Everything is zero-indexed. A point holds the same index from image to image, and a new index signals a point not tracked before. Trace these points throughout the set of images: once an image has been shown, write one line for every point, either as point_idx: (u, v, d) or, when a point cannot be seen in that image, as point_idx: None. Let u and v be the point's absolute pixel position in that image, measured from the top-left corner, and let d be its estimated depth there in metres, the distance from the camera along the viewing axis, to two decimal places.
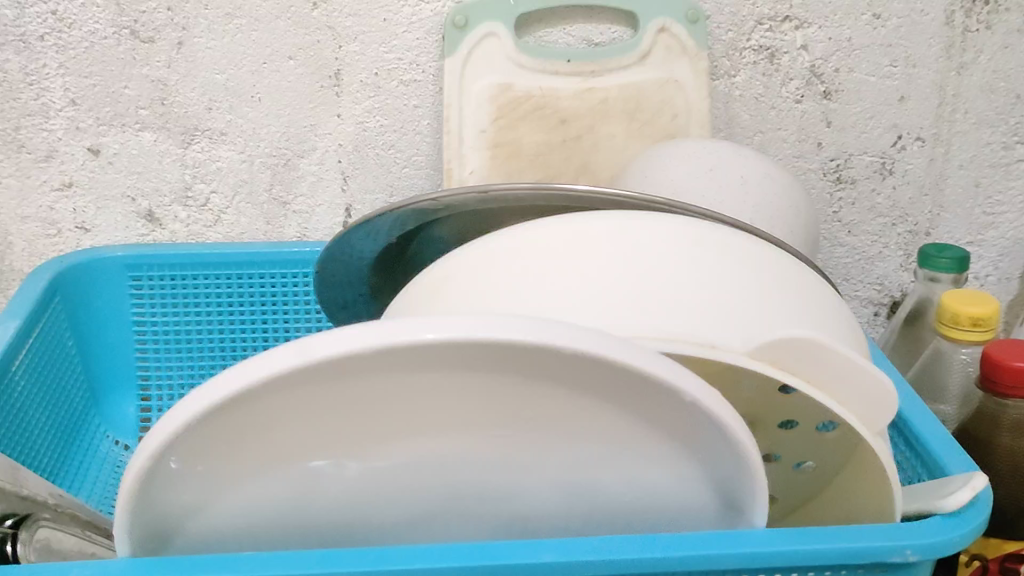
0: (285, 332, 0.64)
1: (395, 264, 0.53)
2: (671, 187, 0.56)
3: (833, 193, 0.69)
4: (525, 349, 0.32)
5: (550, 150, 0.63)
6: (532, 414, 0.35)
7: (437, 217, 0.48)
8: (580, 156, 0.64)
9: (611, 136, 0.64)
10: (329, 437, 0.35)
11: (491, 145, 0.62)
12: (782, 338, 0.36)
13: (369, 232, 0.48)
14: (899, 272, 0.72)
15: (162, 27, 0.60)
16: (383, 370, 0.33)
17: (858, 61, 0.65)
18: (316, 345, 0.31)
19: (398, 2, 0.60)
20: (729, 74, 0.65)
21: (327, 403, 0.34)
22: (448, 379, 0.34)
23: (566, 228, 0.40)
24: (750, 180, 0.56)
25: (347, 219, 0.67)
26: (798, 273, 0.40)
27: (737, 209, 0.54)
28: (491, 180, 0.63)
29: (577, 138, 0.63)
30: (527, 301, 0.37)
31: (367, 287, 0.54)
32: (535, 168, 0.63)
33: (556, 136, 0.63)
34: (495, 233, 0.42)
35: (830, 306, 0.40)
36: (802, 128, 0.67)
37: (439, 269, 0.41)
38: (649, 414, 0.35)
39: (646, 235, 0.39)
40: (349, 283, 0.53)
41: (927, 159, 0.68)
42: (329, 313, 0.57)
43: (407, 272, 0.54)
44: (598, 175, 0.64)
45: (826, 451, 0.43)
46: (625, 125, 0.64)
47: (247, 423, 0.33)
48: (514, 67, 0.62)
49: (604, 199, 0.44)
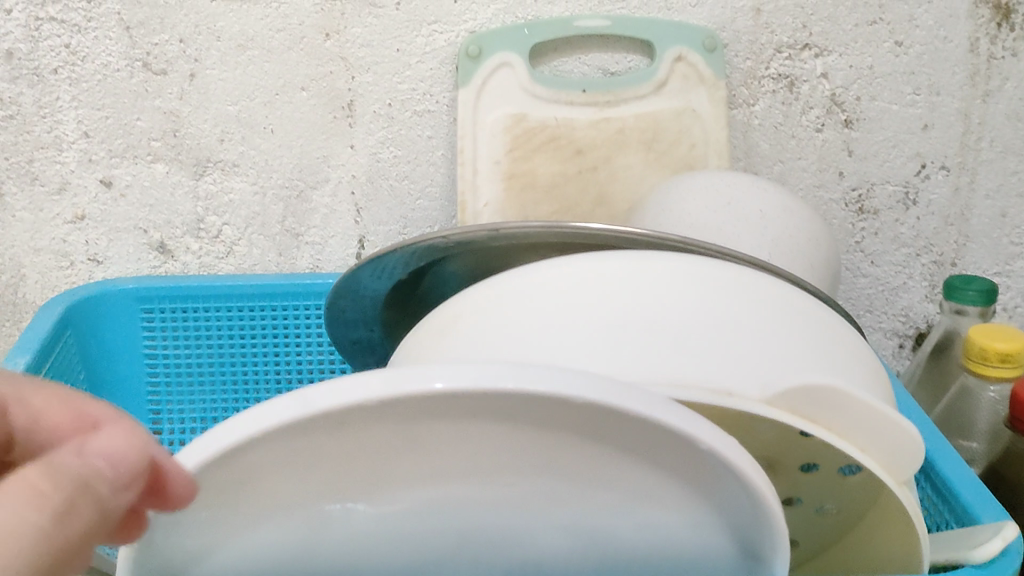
0: (297, 363, 0.63)
1: (405, 301, 0.52)
2: (689, 219, 0.55)
3: (855, 223, 0.68)
4: (535, 398, 0.30)
5: (565, 182, 0.63)
6: (545, 465, 0.33)
7: (447, 254, 0.47)
8: (596, 187, 0.63)
9: (628, 166, 0.63)
10: (332, 488, 0.33)
11: (505, 177, 0.62)
12: (801, 384, 0.35)
13: (377, 268, 0.47)
14: (925, 303, 0.70)
15: (174, 59, 0.59)
16: (391, 419, 0.31)
17: (879, 89, 0.64)
18: (317, 395, 0.30)
19: (411, 32, 0.60)
20: (748, 103, 0.64)
21: (328, 455, 0.32)
22: (456, 433, 0.32)
23: (580, 270, 0.39)
24: (769, 214, 0.55)
25: (360, 250, 0.66)
26: (818, 315, 0.39)
27: (755, 242, 0.53)
28: (505, 212, 0.62)
29: (592, 169, 0.63)
30: (539, 344, 0.36)
31: (378, 326, 0.53)
32: (550, 200, 0.62)
33: (571, 166, 0.62)
34: (508, 273, 0.41)
35: (849, 347, 0.39)
36: (823, 158, 0.66)
37: (450, 311, 0.40)
38: (667, 468, 0.33)
39: (661, 278, 0.38)
40: (360, 320, 0.53)
41: (952, 189, 0.67)
42: (341, 348, 0.56)
43: (418, 309, 0.53)
44: (615, 206, 0.63)
45: (849, 494, 0.41)
46: (642, 155, 0.63)
47: (245, 478, 0.32)
48: (528, 97, 0.62)
49: (618, 237, 0.43)
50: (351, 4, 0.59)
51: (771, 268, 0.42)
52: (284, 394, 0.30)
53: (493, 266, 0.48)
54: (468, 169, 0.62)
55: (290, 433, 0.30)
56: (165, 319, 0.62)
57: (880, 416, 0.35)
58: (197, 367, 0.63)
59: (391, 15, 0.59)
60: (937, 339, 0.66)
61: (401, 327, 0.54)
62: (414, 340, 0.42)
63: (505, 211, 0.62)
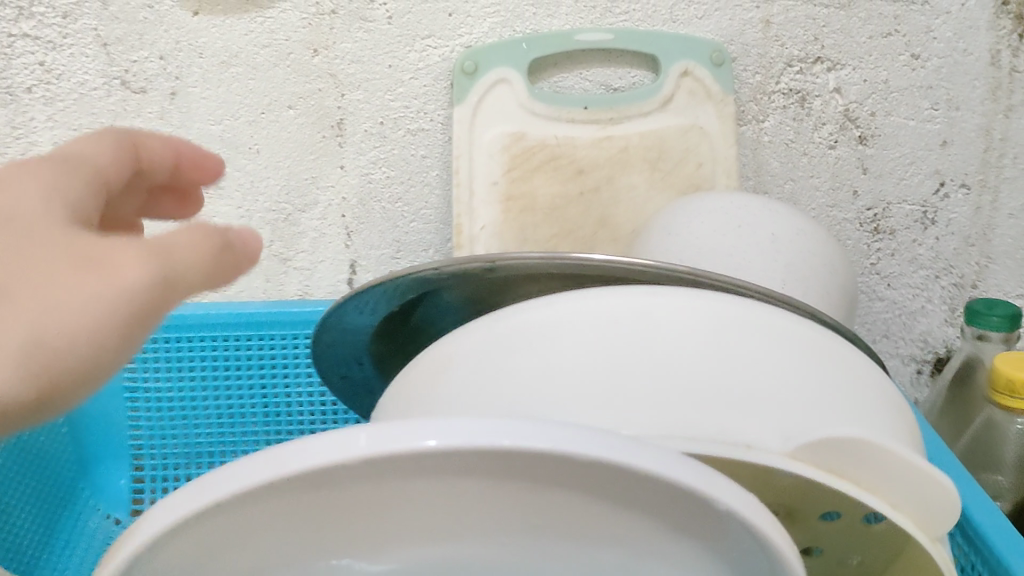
0: (285, 397, 0.60)
1: (397, 334, 0.49)
2: (697, 244, 0.52)
3: (870, 244, 0.65)
4: (539, 458, 0.25)
5: (567, 203, 0.60)
6: (551, 528, 0.28)
7: (440, 287, 0.44)
8: (598, 208, 0.60)
9: (632, 187, 0.60)
10: (304, 553, 0.27)
11: (503, 198, 0.59)
12: (826, 438, 0.32)
13: (366, 302, 0.44)
14: (944, 327, 0.67)
15: (154, 76, 0.56)
16: (373, 479, 0.26)
17: (895, 104, 0.61)
18: (287, 456, 0.24)
19: (403, 48, 0.57)
20: (757, 119, 0.62)
21: (300, 518, 0.27)
22: (446, 505, 0.27)
23: (582, 308, 0.36)
24: (781, 238, 0.51)
25: (352, 275, 0.63)
26: (839, 352, 0.36)
27: (769, 268, 0.50)
28: (503, 235, 0.59)
29: (595, 189, 0.60)
30: (542, 394, 0.33)
31: (368, 358, 0.50)
32: (550, 222, 0.59)
33: (572, 187, 0.59)
34: (503, 311, 0.38)
35: (874, 386, 0.36)
36: (835, 176, 0.63)
37: (443, 351, 0.38)
38: (694, 532, 0.27)
39: (671, 316, 0.35)
40: (348, 354, 0.50)
41: (973, 208, 0.64)
42: (328, 382, 0.53)
43: (410, 341, 0.50)
44: (619, 229, 0.60)
45: (872, 545, 0.38)
46: (647, 175, 0.60)
47: (195, 547, 0.26)
48: (527, 115, 0.59)
49: (621, 268, 0.40)
50: (340, 18, 0.56)
51: (785, 300, 0.39)
52: (249, 455, 0.25)
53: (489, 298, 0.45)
54: (463, 191, 0.59)
55: (254, 498, 0.25)
56: (146, 353, 0.59)
57: (914, 470, 0.33)
58: (181, 401, 0.60)
59: (382, 29, 0.56)
60: (958, 365, 0.63)
61: (393, 360, 0.51)
62: (402, 384, 0.39)
63: (503, 235, 0.59)
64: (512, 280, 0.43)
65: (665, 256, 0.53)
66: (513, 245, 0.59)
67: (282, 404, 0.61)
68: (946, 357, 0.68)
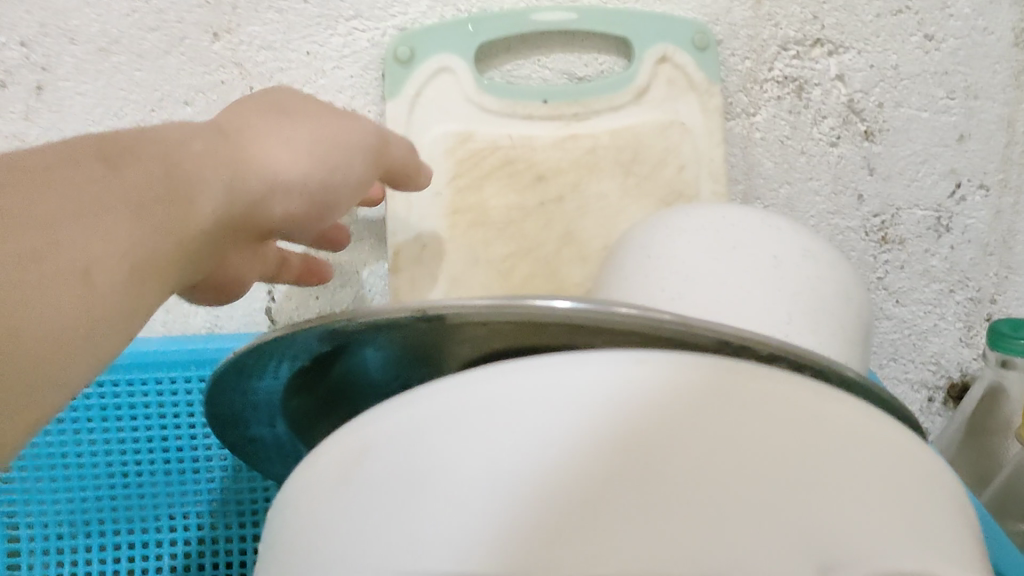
0: (186, 458, 0.52)
1: (311, 386, 0.40)
2: (681, 265, 0.43)
3: (878, 255, 0.56)
4: None
5: (524, 216, 0.50)
6: None
7: (367, 336, 0.35)
8: (562, 221, 0.50)
9: (602, 196, 0.50)
10: None
11: (449, 211, 0.49)
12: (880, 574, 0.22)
13: (271, 352, 0.35)
14: (958, 348, 0.58)
15: (15, 68, 0.47)
16: None
17: (906, 94, 0.52)
18: None
19: (324, 31, 0.48)
20: (747, 112, 0.52)
21: None
22: None
23: (548, 383, 0.26)
24: (784, 261, 0.42)
25: (272, 301, 0.54)
26: (895, 433, 0.27)
27: (772, 298, 0.41)
28: (449, 253, 0.49)
29: (558, 199, 0.50)
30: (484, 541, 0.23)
31: (282, 412, 0.41)
32: (506, 239, 0.50)
33: (531, 197, 0.50)
34: (441, 382, 0.28)
35: (938, 484, 0.27)
36: (837, 177, 0.54)
37: (362, 442, 0.28)
38: None
39: (671, 391, 0.26)
40: (257, 407, 0.40)
41: (992, 211, 0.55)
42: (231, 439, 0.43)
43: (332, 394, 0.40)
44: (587, 246, 0.50)
45: None
46: (620, 181, 0.50)
47: None
48: (476, 110, 0.50)
49: (601, 318, 0.31)
50: None
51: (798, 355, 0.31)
52: None
53: (430, 349, 0.36)
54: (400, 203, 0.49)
55: None
56: None
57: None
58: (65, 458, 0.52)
59: (297, 9, 0.48)
60: (981, 395, 0.55)
61: (311, 417, 0.41)
62: (315, 470, 0.30)
63: (450, 257, 0.49)
64: (460, 330, 0.34)
65: (645, 283, 0.43)
66: (461, 267, 0.49)
67: (183, 468, 0.52)
68: (961, 384, 0.59)
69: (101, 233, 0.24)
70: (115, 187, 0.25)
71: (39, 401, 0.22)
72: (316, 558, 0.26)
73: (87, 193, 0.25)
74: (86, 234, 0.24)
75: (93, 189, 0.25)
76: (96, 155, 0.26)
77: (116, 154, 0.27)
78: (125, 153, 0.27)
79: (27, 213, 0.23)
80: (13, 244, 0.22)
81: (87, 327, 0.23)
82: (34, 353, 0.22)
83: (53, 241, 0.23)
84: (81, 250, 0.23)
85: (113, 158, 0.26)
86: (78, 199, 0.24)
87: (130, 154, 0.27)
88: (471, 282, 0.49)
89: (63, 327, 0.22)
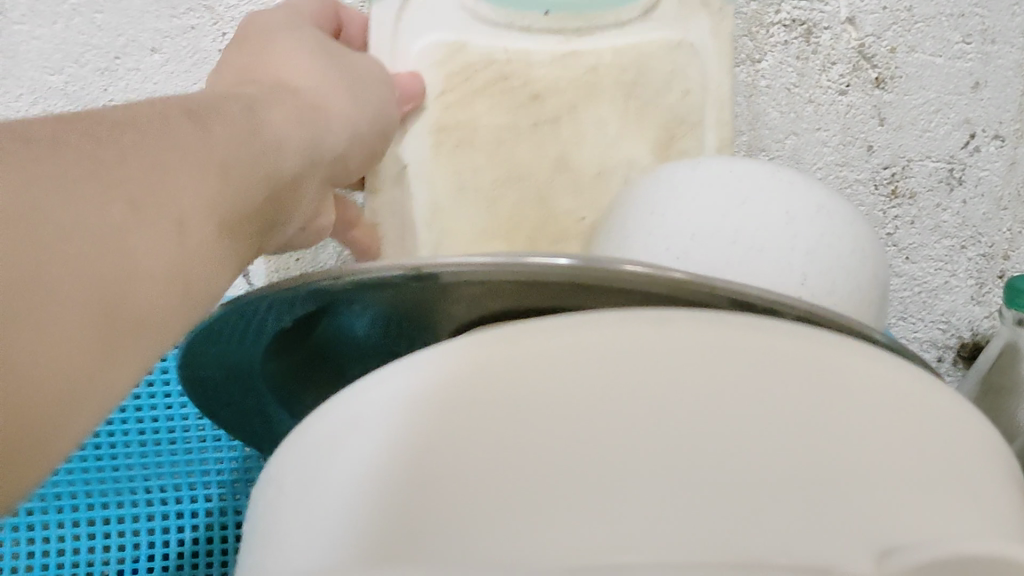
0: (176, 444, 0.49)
1: (289, 348, 0.37)
2: (678, 215, 0.40)
3: (886, 211, 0.53)
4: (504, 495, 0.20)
5: (516, 139, 0.47)
6: None
7: (355, 298, 0.32)
8: (556, 145, 0.48)
9: (600, 120, 0.48)
10: None
11: (434, 128, 0.46)
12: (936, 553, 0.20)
13: (253, 315, 0.33)
14: (969, 306, 0.56)
15: None
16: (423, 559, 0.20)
17: (920, 38, 0.50)
18: None
19: None
20: (752, 58, 0.50)
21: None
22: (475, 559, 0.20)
23: (552, 352, 0.24)
24: (798, 218, 0.40)
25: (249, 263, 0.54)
26: (938, 396, 0.25)
27: (784, 250, 0.38)
28: (435, 173, 0.46)
29: (553, 121, 0.47)
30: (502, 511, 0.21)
31: (267, 382, 0.39)
32: (496, 161, 0.47)
33: (523, 118, 0.47)
34: (438, 346, 0.26)
35: (989, 458, 0.24)
36: (846, 128, 0.51)
37: (352, 411, 0.25)
38: None
39: (694, 360, 0.23)
40: (237, 373, 0.38)
41: (1006, 163, 0.53)
42: (207, 407, 0.42)
43: (315, 358, 0.38)
44: (580, 172, 0.48)
45: None
46: (620, 108, 0.48)
47: None
48: (473, 21, 0.46)
49: (603, 275, 0.28)
50: None
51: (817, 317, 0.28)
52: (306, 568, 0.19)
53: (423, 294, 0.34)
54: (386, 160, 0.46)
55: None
56: None
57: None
58: None
59: None
60: (997, 353, 0.52)
61: (295, 383, 0.39)
62: (292, 450, 0.27)
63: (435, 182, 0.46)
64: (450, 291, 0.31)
65: (645, 238, 0.41)
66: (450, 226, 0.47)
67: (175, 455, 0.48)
68: (971, 343, 0.57)
69: (190, 184, 0.25)
70: (200, 147, 0.27)
71: (151, 339, 0.23)
72: (289, 549, 0.23)
73: (177, 152, 0.26)
74: (182, 186, 0.25)
75: (179, 148, 0.26)
76: (177, 119, 0.28)
77: (198, 121, 0.28)
78: (201, 118, 0.29)
79: (130, 162, 0.24)
80: (116, 178, 0.23)
81: (191, 272, 0.24)
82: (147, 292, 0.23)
83: (156, 191, 0.24)
84: (180, 200, 0.24)
85: (198, 125, 0.28)
86: (170, 152, 0.25)
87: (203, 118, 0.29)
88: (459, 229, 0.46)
89: (172, 268, 0.23)
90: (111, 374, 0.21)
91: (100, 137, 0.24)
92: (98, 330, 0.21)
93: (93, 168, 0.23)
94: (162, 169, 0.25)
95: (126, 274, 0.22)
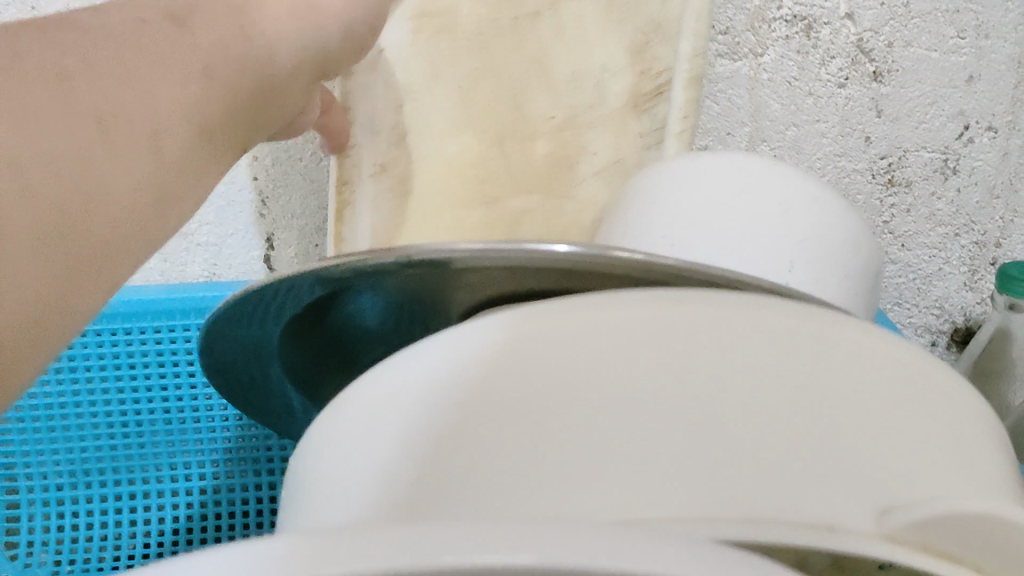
0: (198, 422, 0.52)
1: (308, 333, 0.39)
2: (680, 206, 0.42)
3: (883, 199, 0.56)
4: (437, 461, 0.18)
5: (495, 34, 0.47)
6: None
7: (368, 283, 0.34)
8: (535, 41, 0.48)
9: (581, 17, 0.48)
10: None
11: (415, 14, 0.45)
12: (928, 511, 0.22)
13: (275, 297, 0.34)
14: (962, 292, 0.60)
15: None
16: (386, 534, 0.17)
17: (916, 33, 0.51)
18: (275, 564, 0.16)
19: None
20: (755, 52, 0.51)
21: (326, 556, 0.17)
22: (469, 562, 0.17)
23: (576, 327, 0.26)
24: (794, 207, 0.41)
25: (269, 250, 0.56)
26: (931, 370, 0.27)
27: (777, 237, 0.40)
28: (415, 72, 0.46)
29: (532, 16, 0.47)
30: (531, 479, 0.22)
31: (282, 364, 0.40)
32: (473, 53, 0.47)
33: (505, 14, 0.47)
34: (464, 325, 0.27)
35: (977, 427, 0.26)
36: (845, 119, 0.54)
37: (386, 383, 0.27)
38: None
39: (701, 335, 0.25)
40: (252, 355, 0.40)
41: (999, 153, 0.55)
42: (227, 388, 0.44)
43: (331, 340, 0.39)
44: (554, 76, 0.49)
45: None
46: (601, 11, 0.48)
47: None
48: None
49: (598, 260, 0.30)
50: None
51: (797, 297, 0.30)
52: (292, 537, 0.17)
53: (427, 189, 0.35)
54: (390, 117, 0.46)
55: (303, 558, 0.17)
56: None
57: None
58: (79, 424, 0.51)
59: None
60: (988, 338, 0.54)
61: (309, 365, 0.41)
62: (328, 419, 0.29)
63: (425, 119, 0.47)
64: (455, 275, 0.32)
65: (650, 225, 0.42)
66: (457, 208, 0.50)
67: (198, 432, 0.52)
68: (965, 328, 0.61)
69: (133, 130, 0.26)
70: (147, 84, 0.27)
71: (119, 267, 0.25)
72: (333, 501, 0.26)
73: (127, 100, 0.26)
74: (123, 127, 0.26)
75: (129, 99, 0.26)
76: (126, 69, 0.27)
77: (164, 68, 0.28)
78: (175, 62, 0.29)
79: (76, 103, 0.25)
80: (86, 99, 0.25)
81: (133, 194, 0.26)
82: (106, 217, 0.24)
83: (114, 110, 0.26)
84: (129, 147, 0.25)
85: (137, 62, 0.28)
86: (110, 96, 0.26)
87: (179, 64, 0.29)
88: (448, 170, 0.48)
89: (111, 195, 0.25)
90: (75, 298, 0.23)
91: (64, 55, 0.26)
92: (52, 263, 0.22)
93: (57, 98, 0.24)
94: (121, 91, 0.26)
95: (88, 202, 0.24)
